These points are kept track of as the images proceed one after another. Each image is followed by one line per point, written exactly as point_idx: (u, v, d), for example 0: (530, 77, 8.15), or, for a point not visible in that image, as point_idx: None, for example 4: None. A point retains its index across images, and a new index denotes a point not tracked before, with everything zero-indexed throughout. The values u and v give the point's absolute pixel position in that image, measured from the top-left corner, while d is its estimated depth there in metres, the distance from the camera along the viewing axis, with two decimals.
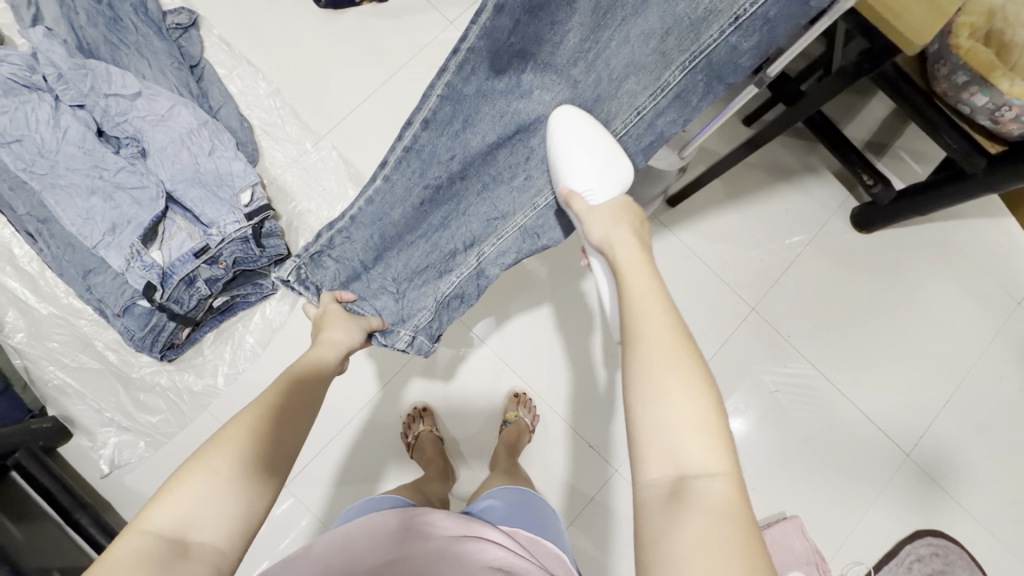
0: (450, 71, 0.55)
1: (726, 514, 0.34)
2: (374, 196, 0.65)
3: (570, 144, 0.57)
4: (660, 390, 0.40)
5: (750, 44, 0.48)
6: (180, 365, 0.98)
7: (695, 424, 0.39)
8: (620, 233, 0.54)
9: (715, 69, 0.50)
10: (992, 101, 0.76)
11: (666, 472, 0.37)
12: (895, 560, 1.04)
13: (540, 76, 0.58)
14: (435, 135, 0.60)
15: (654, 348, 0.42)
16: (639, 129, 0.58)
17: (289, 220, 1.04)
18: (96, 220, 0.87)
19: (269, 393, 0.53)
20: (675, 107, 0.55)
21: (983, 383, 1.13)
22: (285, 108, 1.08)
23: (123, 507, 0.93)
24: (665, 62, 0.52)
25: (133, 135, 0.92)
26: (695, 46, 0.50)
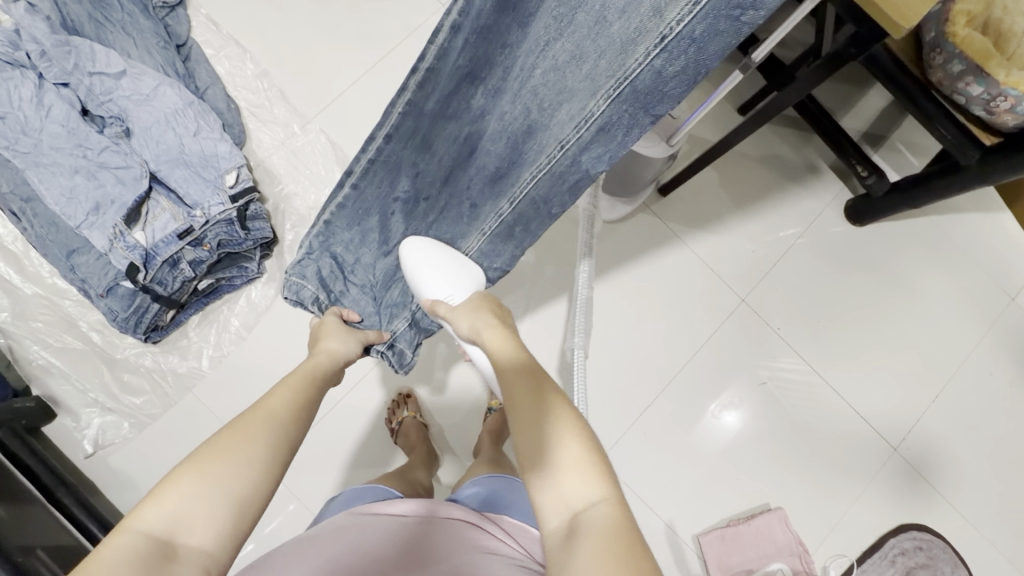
0: (409, 89, 0.54)
1: (611, 530, 0.39)
2: (346, 203, 0.65)
3: (421, 264, 0.64)
4: (538, 455, 0.46)
5: (678, 67, 0.41)
6: (164, 347, 0.97)
7: (577, 464, 0.44)
8: (483, 320, 0.59)
9: (642, 97, 0.44)
10: (988, 91, 0.74)
11: (559, 515, 0.43)
12: (879, 554, 1.04)
13: (490, 101, 0.54)
14: (400, 147, 0.60)
15: (528, 419, 0.48)
16: (563, 167, 0.53)
17: (275, 203, 1.03)
18: (80, 200, 0.86)
19: (270, 396, 0.54)
20: (601, 141, 0.49)
21: (973, 378, 1.12)
22: (273, 90, 1.07)
23: (106, 487, 0.93)
24: (594, 89, 0.46)
25: (117, 115, 0.91)
26: (621, 70, 0.44)
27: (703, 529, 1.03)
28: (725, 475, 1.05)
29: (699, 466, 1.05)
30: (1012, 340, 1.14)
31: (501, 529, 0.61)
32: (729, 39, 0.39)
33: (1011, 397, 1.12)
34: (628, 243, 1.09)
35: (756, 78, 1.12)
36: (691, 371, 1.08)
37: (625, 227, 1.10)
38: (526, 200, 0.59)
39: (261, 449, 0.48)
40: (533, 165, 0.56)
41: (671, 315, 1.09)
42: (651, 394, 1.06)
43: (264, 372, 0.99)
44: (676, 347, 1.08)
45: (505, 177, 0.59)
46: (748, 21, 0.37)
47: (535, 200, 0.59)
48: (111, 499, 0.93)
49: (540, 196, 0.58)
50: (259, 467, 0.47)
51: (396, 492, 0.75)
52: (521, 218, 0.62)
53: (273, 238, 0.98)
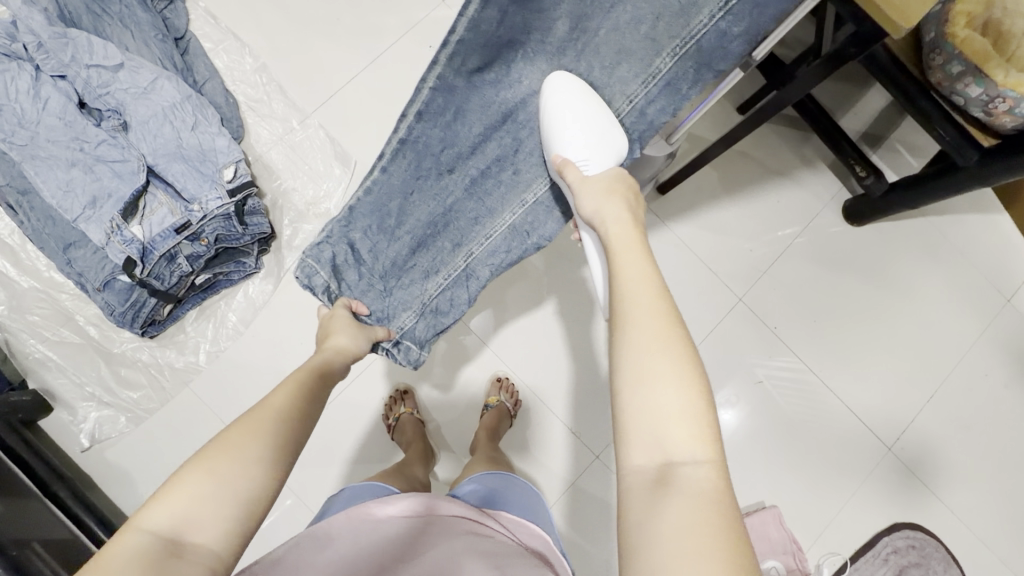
0: (440, 63, 0.60)
1: (709, 501, 0.34)
2: (372, 186, 0.67)
3: (562, 108, 0.59)
4: (647, 376, 0.39)
5: (741, 28, 0.51)
6: (161, 341, 0.97)
7: (685, 411, 0.38)
8: (612, 205, 0.53)
9: (705, 55, 0.54)
10: (987, 92, 0.75)
11: (652, 457, 0.37)
12: (871, 552, 1.04)
13: (527, 68, 0.63)
14: (429, 126, 0.64)
15: (646, 330, 0.42)
16: (630, 121, 0.61)
17: (273, 198, 1.03)
18: (76, 193, 0.86)
19: (275, 394, 0.53)
20: (667, 95, 0.58)
21: (969, 379, 1.13)
22: (271, 85, 1.06)
23: (102, 481, 0.93)
24: (657, 48, 0.56)
25: (114, 108, 0.90)
26: (685, 31, 0.53)
27: None
28: None
29: None
30: (1008, 341, 1.15)
31: (500, 523, 0.62)
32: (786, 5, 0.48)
33: (1006, 398, 1.13)
34: None
35: (756, 76, 1.11)
36: None
37: None
38: None
39: (265, 448, 0.47)
40: None
41: None
42: None
43: (261, 366, 0.99)
44: None
45: None
46: None
47: None
48: (108, 493, 0.93)
49: None
50: (265, 466, 0.46)
51: (393, 489, 0.75)
52: None
53: (271, 233, 0.98)
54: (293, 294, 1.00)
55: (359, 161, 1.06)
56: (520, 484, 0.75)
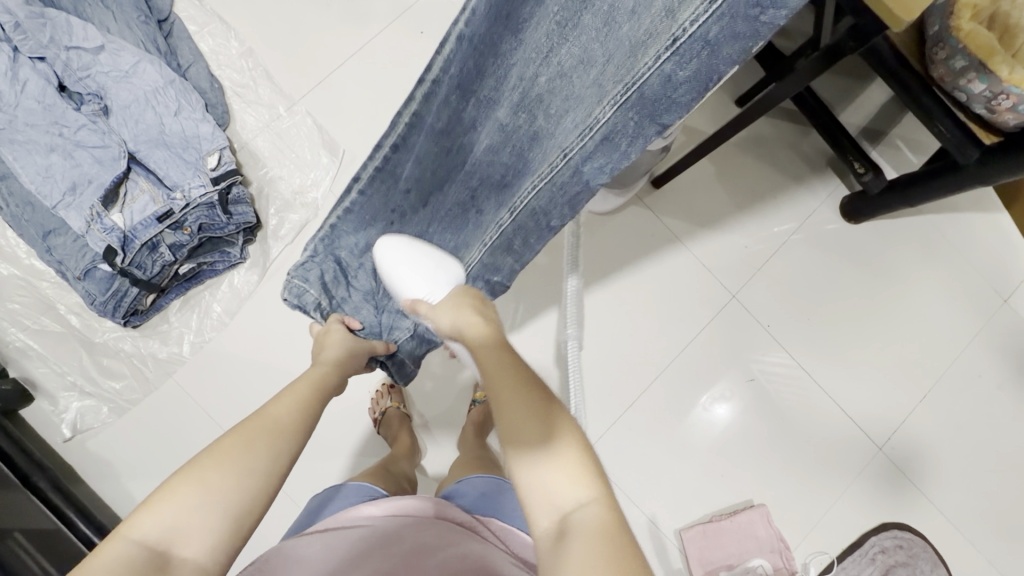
0: (417, 100, 0.56)
1: (601, 532, 0.38)
2: (352, 207, 0.66)
3: (395, 264, 0.59)
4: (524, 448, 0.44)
5: (689, 73, 0.37)
6: (145, 332, 0.96)
7: (560, 465, 0.43)
8: (469, 319, 0.52)
9: (649, 105, 0.40)
10: (990, 89, 0.72)
11: (548, 517, 0.41)
12: (859, 552, 1.04)
13: (481, 113, 0.54)
14: (404, 155, 0.61)
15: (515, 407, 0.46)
16: (564, 178, 0.48)
17: (259, 186, 1.01)
18: (55, 179, 0.84)
19: (274, 405, 0.54)
20: (604, 151, 0.44)
21: (963, 380, 1.12)
22: (258, 70, 1.04)
23: (84, 472, 0.92)
24: (599, 95, 0.43)
25: (95, 92, 0.88)
26: (629, 75, 0.40)
27: (686, 524, 1.03)
28: (710, 472, 1.05)
29: (685, 461, 1.05)
30: (1003, 342, 1.14)
31: (492, 532, 0.61)
32: (743, 47, 0.34)
33: (999, 399, 1.12)
34: (620, 236, 1.08)
35: (755, 68, 1.09)
36: (680, 368, 1.07)
37: (616, 220, 1.08)
38: (527, 210, 0.54)
39: (261, 459, 0.47)
40: (535, 174, 0.51)
41: (662, 310, 1.08)
42: (637, 389, 1.05)
43: (246, 357, 0.97)
44: (665, 342, 1.07)
45: (510, 185, 0.55)
46: (767, 21, 0.32)
47: (535, 210, 0.53)
48: (91, 484, 0.92)
49: (539, 207, 0.52)
50: (258, 480, 0.46)
51: (377, 490, 0.73)
52: (521, 229, 0.56)
53: (256, 223, 0.96)
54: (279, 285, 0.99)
55: (348, 150, 1.04)
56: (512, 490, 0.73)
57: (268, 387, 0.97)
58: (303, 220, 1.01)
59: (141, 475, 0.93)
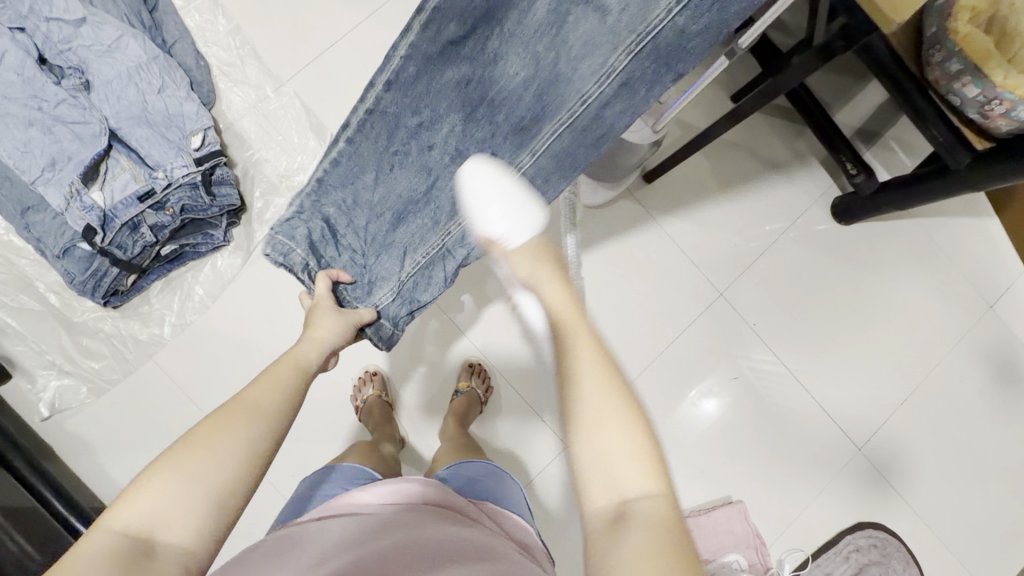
0: (413, 32, 0.54)
1: (663, 528, 0.36)
2: (340, 157, 0.64)
3: (479, 193, 0.61)
4: (592, 426, 0.41)
5: (699, 27, 0.48)
6: (125, 312, 0.95)
7: (631, 450, 0.40)
8: (543, 271, 0.55)
9: (664, 55, 0.51)
10: (984, 93, 0.71)
11: (607, 498, 0.39)
12: (833, 549, 1.05)
13: (504, 44, 0.55)
14: (400, 96, 0.59)
15: (587, 382, 0.43)
16: (588, 120, 0.57)
17: (244, 168, 0.99)
18: (34, 154, 0.82)
19: (253, 388, 0.50)
20: (622, 96, 0.54)
21: (946, 384, 1.13)
22: (245, 48, 1.01)
23: (62, 452, 0.92)
24: (616, 43, 0.51)
25: (77, 66, 0.86)
26: (643, 27, 0.50)
27: None
28: (692, 468, 1.05)
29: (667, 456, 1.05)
30: (987, 347, 1.14)
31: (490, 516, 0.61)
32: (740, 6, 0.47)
33: (979, 404, 1.13)
34: (613, 230, 1.07)
35: (753, 64, 1.07)
36: (665, 364, 1.07)
37: (607, 213, 1.07)
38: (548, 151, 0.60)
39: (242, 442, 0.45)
40: (554, 119, 0.58)
41: (649, 306, 1.07)
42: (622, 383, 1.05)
43: (228, 341, 0.96)
44: (651, 337, 1.07)
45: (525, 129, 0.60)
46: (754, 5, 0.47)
47: (558, 151, 0.60)
48: (68, 463, 0.92)
49: (563, 147, 0.60)
50: (240, 464, 0.45)
51: (363, 473, 0.74)
52: (541, 172, 0.62)
53: (241, 206, 0.95)
54: (264, 270, 0.98)
55: (336, 134, 1.02)
56: (504, 474, 0.73)
57: (251, 372, 0.96)
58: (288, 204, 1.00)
59: (121, 457, 0.93)
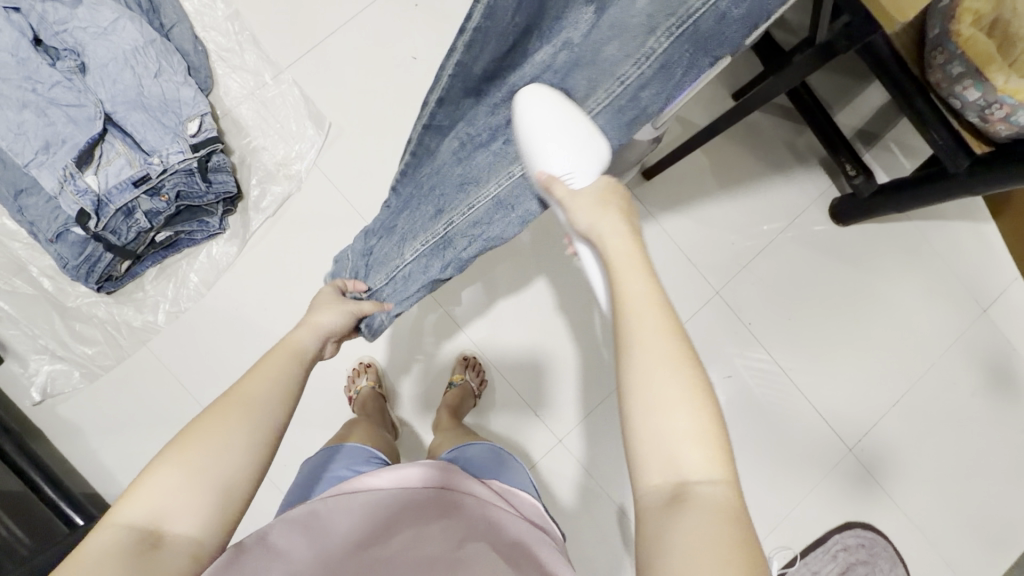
0: (458, 51, 0.52)
1: (726, 516, 0.34)
2: (405, 169, 0.68)
3: (537, 127, 0.52)
4: (660, 400, 0.38)
5: (743, 11, 0.43)
6: (119, 298, 0.94)
7: (697, 433, 0.37)
8: (608, 219, 0.48)
9: (703, 40, 0.45)
10: (984, 97, 0.71)
11: (666, 477, 0.37)
12: (821, 548, 1.06)
13: (545, 48, 0.53)
14: (450, 110, 0.59)
15: (653, 353, 0.39)
16: (623, 103, 0.52)
17: (241, 156, 0.99)
18: (28, 136, 0.81)
19: (249, 377, 0.49)
20: (660, 80, 0.49)
21: (938, 387, 1.13)
22: (244, 34, 1.00)
23: (56, 435, 0.92)
24: (652, 26, 0.45)
25: (72, 48, 0.85)
26: (682, 10, 0.44)
27: None
28: None
29: None
30: (980, 351, 1.15)
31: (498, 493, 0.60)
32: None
33: (970, 408, 1.14)
34: None
35: (756, 62, 1.07)
36: None
37: None
38: None
39: (243, 433, 0.44)
40: (589, 104, 0.54)
41: None
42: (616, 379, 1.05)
43: (222, 329, 0.96)
44: None
45: None
46: None
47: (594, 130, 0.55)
48: (61, 447, 0.92)
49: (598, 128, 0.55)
50: (243, 452, 0.44)
51: (366, 452, 0.73)
52: None
53: (237, 193, 0.94)
54: (260, 258, 0.98)
55: (334, 123, 1.01)
56: (507, 456, 0.72)
57: (245, 361, 0.96)
58: (285, 192, 0.99)
59: (113, 442, 0.93)
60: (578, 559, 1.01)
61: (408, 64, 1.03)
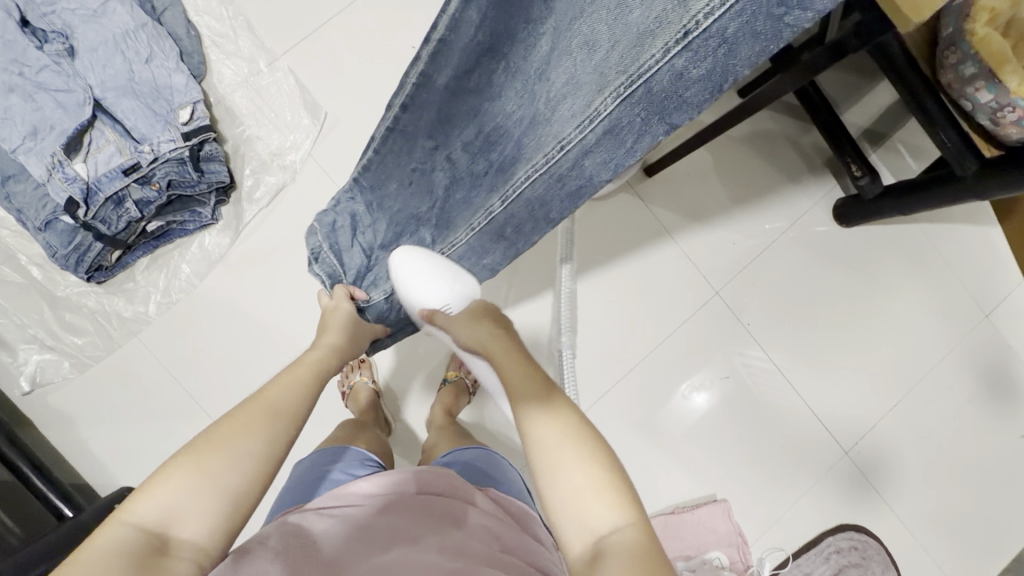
0: (423, 60, 0.54)
1: (639, 555, 0.37)
2: (370, 164, 0.65)
3: (413, 276, 0.59)
4: (558, 464, 0.44)
5: (703, 72, 0.32)
6: (109, 288, 0.93)
7: (597, 486, 0.42)
8: (483, 328, 0.59)
9: (657, 103, 0.36)
10: (996, 100, 0.69)
11: (579, 534, 0.41)
12: (814, 550, 1.06)
13: (508, 82, 0.50)
14: (415, 118, 0.58)
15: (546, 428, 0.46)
16: (562, 171, 0.45)
17: (235, 145, 0.97)
18: (15, 122, 0.79)
19: (272, 389, 0.51)
20: (605, 145, 0.40)
21: (937, 391, 1.12)
22: (238, 19, 0.98)
23: (45, 425, 0.91)
24: (601, 84, 0.39)
25: (61, 31, 0.83)
26: (634, 66, 0.35)
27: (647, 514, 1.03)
28: (681, 464, 1.05)
29: (654, 453, 1.05)
30: (979, 357, 1.14)
31: (494, 499, 0.60)
32: (767, 45, 0.30)
33: (967, 412, 1.13)
34: (613, 226, 1.05)
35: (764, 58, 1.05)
36: (658, 360, 1.06)
37: (606, 206, 1.05)
38: (519, 199, 0.51)
39: (261, 443, 0.45)
40: (530, 164, 0.48)
41: (645, 300, 1.06)
42: (612, 377, 1.04)
43: (214, 321, 0.95)
44: (645, 333, 1.06)
45: (505, 170, 0.52)
46: (795, 23, 0.28)
47: (529, 200, 0.50)
48: (50, 437, 0.92)
49: (533, 196, 0.49)
50: (259, 461, 0.44)
51: (361, 454, 0.72)
52: (513, 218, 0.53)
53: (230, 183, 0.92)
54: (253, 250, 0.96)
55: (331, 113, 0.99)
56: (501, 460, 0.72)
57: (237, 353, 0.95)
58: (280, 182, 0.97)
59: (103, 433, 0.92)
60: None
61: (406, 53, 1.01)
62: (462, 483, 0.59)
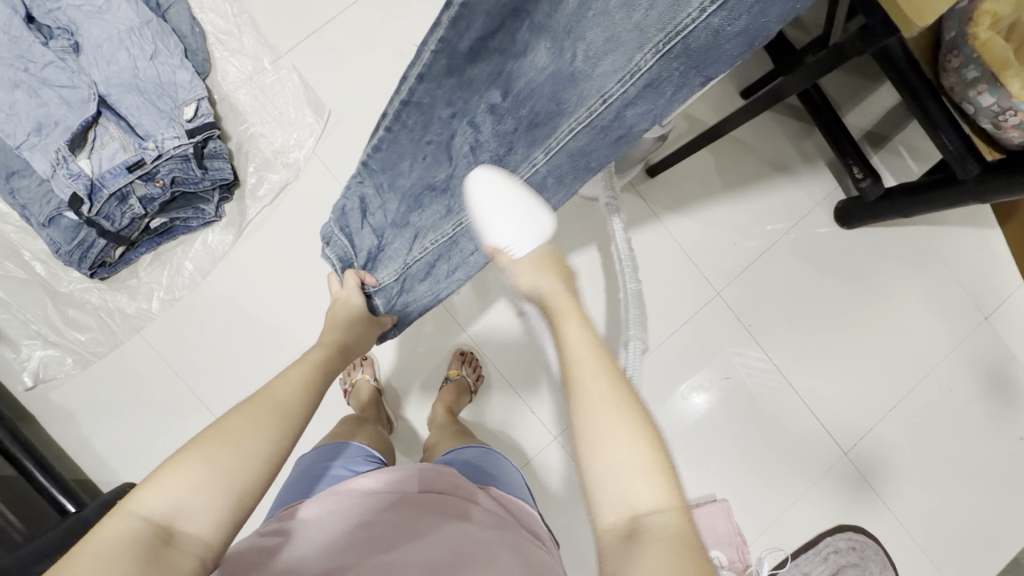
0: (443, 26, 0.50)
1: (679, 543, 0.36)
2: (380, 145, 0.61)
3: (487, 202, 0.55)
4: (602, 438, 0.42)
5: (737, 28, 0.40)
6: (112, 285, 0.93)
7: (644, 465, 0.40)
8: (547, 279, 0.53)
9: (695, 57, 0.43)
10: (998, 104, 0.69)
11: (617, 512, 0.39)
12: (813, 550, 1.06)
13: (534, 38, 0.52)
14: (433, 89, 0.56)
15: (593, 397, 0.43)
16: (605, 121, 0.52)
17: (238, 142, 0.97)
18: (20, 118, 0.79)
19: (276, 385, 0.51)
20: (647, 97, 0.48)
21: (936, 392, 1.13)
22: (243, 17, 0.98)
23: (48, 422, 0.92)
24: (641, 41, 0.44)
25: (66, 27, 0.83)
26: (672, 25, 0.42)
27: None
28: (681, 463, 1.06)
29: None
30: (979, 358, 1.15)
31: (494, 499, 0.60)
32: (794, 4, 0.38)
33: (966, 414, 1.13)
34: None
35: (766, 60, 1.05)
36: (660, 360, 1.07)
37: None
38: (562, 150, 0.56)
39: (267, 438, 0.46)
40: (572, 118, 0.53)
41: (646, 300, 1.07)
42: None
43: (217, 319, 0.95)
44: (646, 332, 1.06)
45: (540, 125, 0.56)
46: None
47: (571, 150, 0.56)
48: (53, 432, 0.92)
49: (577, 147, 0.55)
50: (264, 457, 0.45)
51: (362, 451, 0.73)
52: (555, 170, 0.58)
53: (233, 180, 0.92)
54: (256, 247, 0.96)
55: (334, 111, 0.99)
56: (502, 459, 0.72)
57: (239, 350, 0.95)
58: (283, 180, 0.97)
59: (105, 429, 0.92)
60: (570, 554, 1.01)
61: (410, 52, 1.01)
62: (462, 481, 0.59)
